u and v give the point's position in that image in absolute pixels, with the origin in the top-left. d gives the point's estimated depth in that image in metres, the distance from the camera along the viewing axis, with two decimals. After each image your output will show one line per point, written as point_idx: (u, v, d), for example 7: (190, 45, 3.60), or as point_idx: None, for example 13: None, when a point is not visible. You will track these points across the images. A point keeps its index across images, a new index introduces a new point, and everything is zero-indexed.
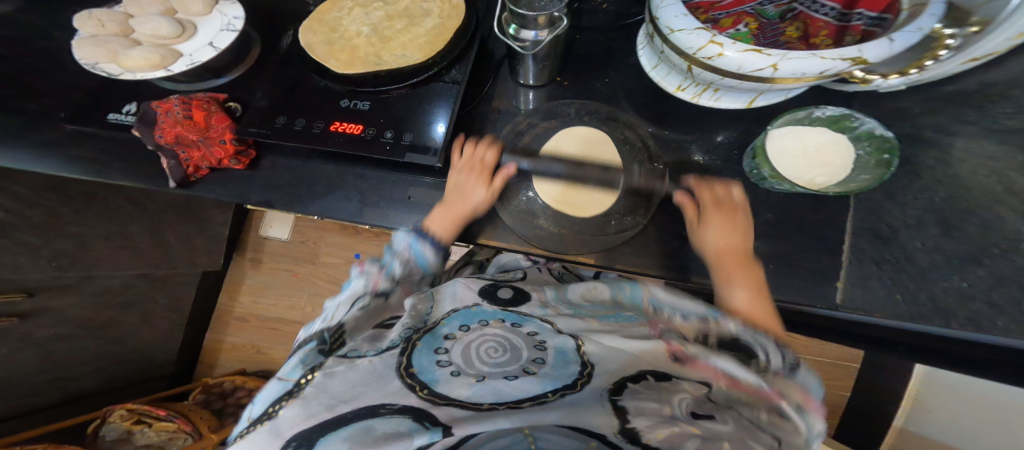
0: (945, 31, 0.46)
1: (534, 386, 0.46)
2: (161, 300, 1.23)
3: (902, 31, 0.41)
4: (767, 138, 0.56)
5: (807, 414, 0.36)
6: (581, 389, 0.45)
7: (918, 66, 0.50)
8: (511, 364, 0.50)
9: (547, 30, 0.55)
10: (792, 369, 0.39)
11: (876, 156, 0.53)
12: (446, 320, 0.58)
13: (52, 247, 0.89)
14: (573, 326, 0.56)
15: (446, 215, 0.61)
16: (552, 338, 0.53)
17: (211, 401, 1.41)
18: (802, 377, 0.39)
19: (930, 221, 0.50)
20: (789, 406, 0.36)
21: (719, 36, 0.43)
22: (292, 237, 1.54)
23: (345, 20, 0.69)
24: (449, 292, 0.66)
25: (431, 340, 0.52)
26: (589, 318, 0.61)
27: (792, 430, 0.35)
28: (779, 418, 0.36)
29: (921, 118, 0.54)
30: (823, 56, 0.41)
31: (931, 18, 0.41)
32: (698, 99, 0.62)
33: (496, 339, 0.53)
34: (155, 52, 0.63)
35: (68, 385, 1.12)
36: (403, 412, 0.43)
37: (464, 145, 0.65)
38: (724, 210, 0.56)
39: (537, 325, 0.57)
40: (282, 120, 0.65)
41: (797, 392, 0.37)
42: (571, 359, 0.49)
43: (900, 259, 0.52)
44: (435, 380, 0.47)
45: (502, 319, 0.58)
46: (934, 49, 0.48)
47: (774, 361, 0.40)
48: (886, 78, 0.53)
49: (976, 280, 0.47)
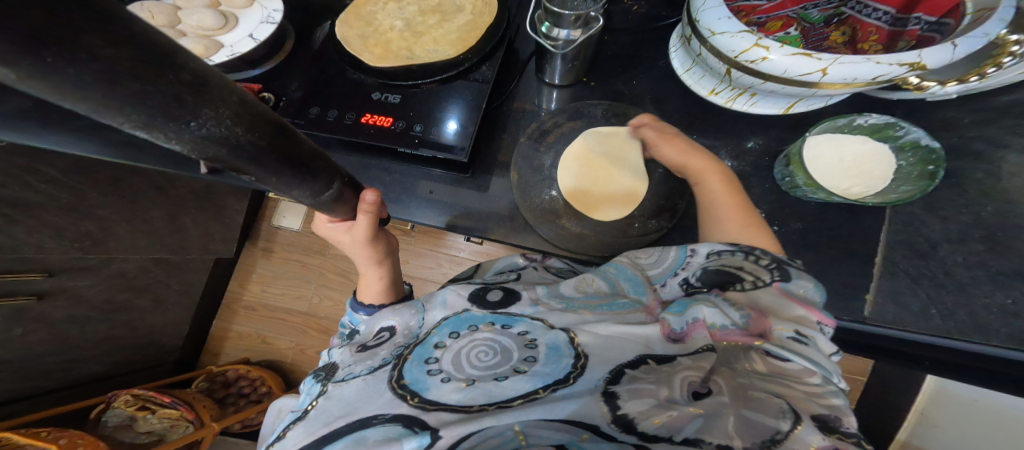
0: (1010, 38, 0.45)
1: (526, 385, 0.40)
2: (172, 285, 1.24)
3: (967, 36, 0.39)
4: (804, 145, 0.55)
5: (807, 338, 0.41)
6: (574, 384, 0.39)
7: (978, 74, 0.49)
8: (502, 365, 0.43)
9: (581, 30, 0.55)
10: (785, 279, 0.44)
11: (921, 167, 0.52)
12: (439, 327, 0.50)
13: (77, 230, 0.88)
14: (565, 319, 0.46)
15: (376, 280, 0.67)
16: (543, 335, 0.45)
17: (214, 389, 1.44)
18: (795, 285, 0.44)
19: (974, 237, 0.50)
20: (785, 345, 0.40)
21: (765, 40, 0.42)
22: (305, 229, 1.55)
23: (380, 14, 0.69)
24: (439, 298, 0.55)
25: (422, 351, 0.46)
26: (583, 310, 0.48)
27: (799, 369, 0.38)
28: (778, 361, 0.39)
29: (969, 130, 0.53)
30: (877, 61, 0.40)
31: (1001, 22, 0.39)
32: (731, 104, 0.61)
33: (487, 342, 0.45)
34: (199, 43, 0.64)
35: (80, 366, 1.13)
36: (395, 420, 0.39)
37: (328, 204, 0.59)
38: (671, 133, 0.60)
39: (529, 324, 0.47)
40: (314, 111, 0.66)
41: (792, 305, 0.43)
42: (564, 353, 0.42)
43: (937, 275, 0.50)
44: (426, 388, 0.41)
45: (492, 322, 0.49)
46: (996, 56, 0.47)
47: (765, 279, 0.45)
48: (944, 85, 0.52)
49: (1021, 296, 0.46)
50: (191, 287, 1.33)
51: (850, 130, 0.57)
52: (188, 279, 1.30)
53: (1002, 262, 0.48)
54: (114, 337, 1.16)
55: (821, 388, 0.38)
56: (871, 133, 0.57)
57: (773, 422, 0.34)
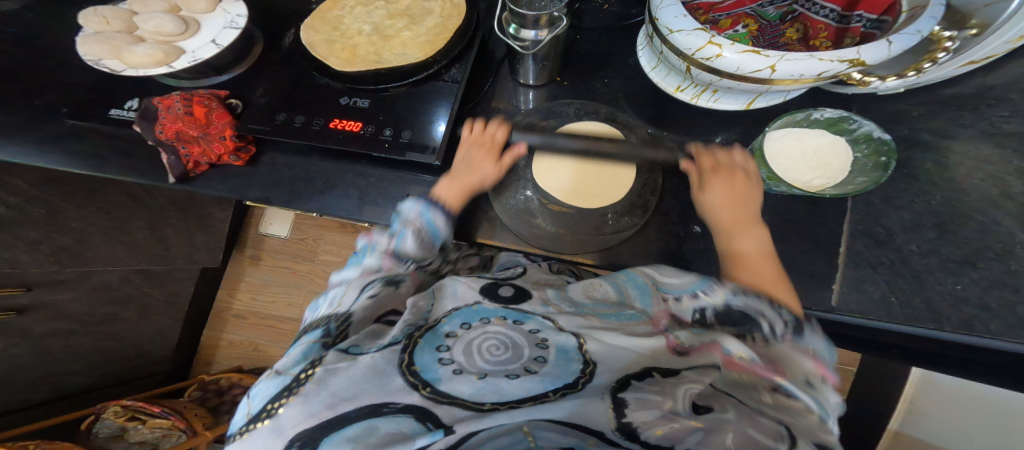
0: (944, 34, 0.48)
1: (537, 385, 0.42)
2: (159, 296, 1.23)
3: (901, 33, 0.41)
4: (765, 140, 0.57)
5: (817, 387, 0.38)
6: (582, 389, 0.41)
7: (915, 69, 0.51)
8: (513, 361, 0.45)
9: (547, 29, 0.56)
10: (796, 334, 0.42)
11: (874, 159, 0.54)
12: (448, 316, 0.50)
13: (52, 242, 0.89)
14: (575, 323, 0.49)
15: (453, 186, 0.62)
16: (553, 336, 0.47)
17: (207, 398, 1.39)
18: (809, 342, 0.42)
19: (926, 226, 0.50)
20: (799, 384, 0.38)
21: (717, 37, 0.43)
22: (292, 234, 1.54)
23: (347, 18, 0.70)
24: (450, 289, 0.54)
25: (431, 337, 0.46)
26: (591, 315, 0.51)
27: (803, 407, 0.37)
28: (787, 398, 0.37)
29: (919, 120, 0.54)
30: (821, 58, 0.41)
31: (932, 19, 0.40)
32: (697, 100, 0.62)
33: (499, 336, 0.47)
34: (158, 49, 0.63)
35: (68, 378, 1.12)
36: (406, 411, 0.40)
37: (474, 122, 0.66)
38: (723, 173, 0.58)
39: (539, 322, 0.49)
40: (282, 117, 0.66)
41: (805, 358, 0.41)
42: (574, 357, 0.44)
43: (894, 262, 0.52)
44: (438, 379, 0.42)
45: (504, 316, 0.50)
46: (931, 52, 0.49)
47: (778, 332, 0.43)
48: (884, 81, 0.54)
49: (970, 282, 0.47)
50: (178, 297, 1.32)
51: (808, 124, 0.59)
52: (175, 289, 1.29)
53: (952, 249, 0.48)
54: (101, 349, 1.15)
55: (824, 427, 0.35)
56: (827, 126, 0.58)
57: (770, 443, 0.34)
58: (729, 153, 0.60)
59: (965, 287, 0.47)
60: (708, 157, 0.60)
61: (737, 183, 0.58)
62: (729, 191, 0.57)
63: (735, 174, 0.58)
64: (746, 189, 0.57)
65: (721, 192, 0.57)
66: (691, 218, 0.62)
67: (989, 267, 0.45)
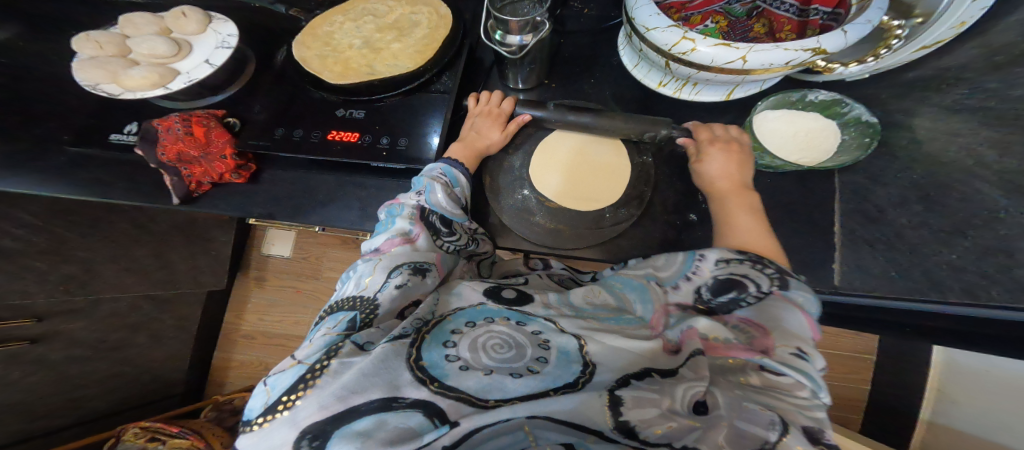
0: (893, 23, 0.51)
1: (539, 384, 0.44)
2: (168, 320, 1.24)
3: (854, 23, 0.43)
4: (759, 119, 0.60)
5: (807, 356, 0.41)
6: (582, 388, 0.43)
7: (874, 55, 0.54)
8: (516, 360, 0.46)
9: (531, 34, 0.58)
10: (783, 289, 0.46)
11: (859, 140, 0.56)
12: (454, 314, 0.52)
13: (61, 272, 0.91)
14: (576, 325, 0.51)
15: (464, 149, 0.63)
16: (555, 337, 0.49)
17: (223, 418, 1.39)
18: (794, 294, 0.46)
19: (913, 200, 0.52)
20: (783, 358, 0.41)
21: (691, 33, 0.45)
22: (294, 254, 1.56)
23: (337, 34, 0.72)
24: (455, 290, 0.56)
25: (438, 333, 0.48)
26: (591, 318, 0.53)
27: (790, 383, 0.40)
28: (773, 375, 0.40)
29: (891, 103, 0.57)
30: (786, 48, 0.43)
31: (880, 9, 0.43)
32: (679, 93, 0.65)
33: (503, 335, 0.48)
34: (153, 71, 0.65)
35: (87, 405, 1.13)
36: (415, 406, 0.41)
37: (479, 94, 0.67)
38: (719, 145, 0.58)
39: (541, 324, 0.51)
40: (280, 132, 0.67)
41: (791, 312, 0.44)
42: (575, 358, 0.46)
43: (887, 238, 0.54)
44: (445, 374, 0.44)
45: (507, 316, 0.52)
46: (885, 39, 0.52)
47: (765, 290, 0.47)
48: (846, 67, 0.57)
49: (963, 252, 0.47)
50: (186, 320, 1.33)
51: (804, 106, 0.61)
52: (183, 312, 1.30)
53: (943, 221, 0.49)
54: (115, 374, 1.15)
55: (810, 401, 0.39)
56: (822, 109, 0.60)
57: (762, 435, 0.37)
58: (724, 126, 0.60)
59: (960, 256, 0.47)
60: (706, 131, 0.60)
61: (735, 154, 0.58)
62: (728, 172, 0.57)
63: (730, 145, 0.58)
64: (744, 160, 0.58)
65: (721, 162, 0.57)
66: (686, 207, 0.64)
67: (979, 235, 0.46)
